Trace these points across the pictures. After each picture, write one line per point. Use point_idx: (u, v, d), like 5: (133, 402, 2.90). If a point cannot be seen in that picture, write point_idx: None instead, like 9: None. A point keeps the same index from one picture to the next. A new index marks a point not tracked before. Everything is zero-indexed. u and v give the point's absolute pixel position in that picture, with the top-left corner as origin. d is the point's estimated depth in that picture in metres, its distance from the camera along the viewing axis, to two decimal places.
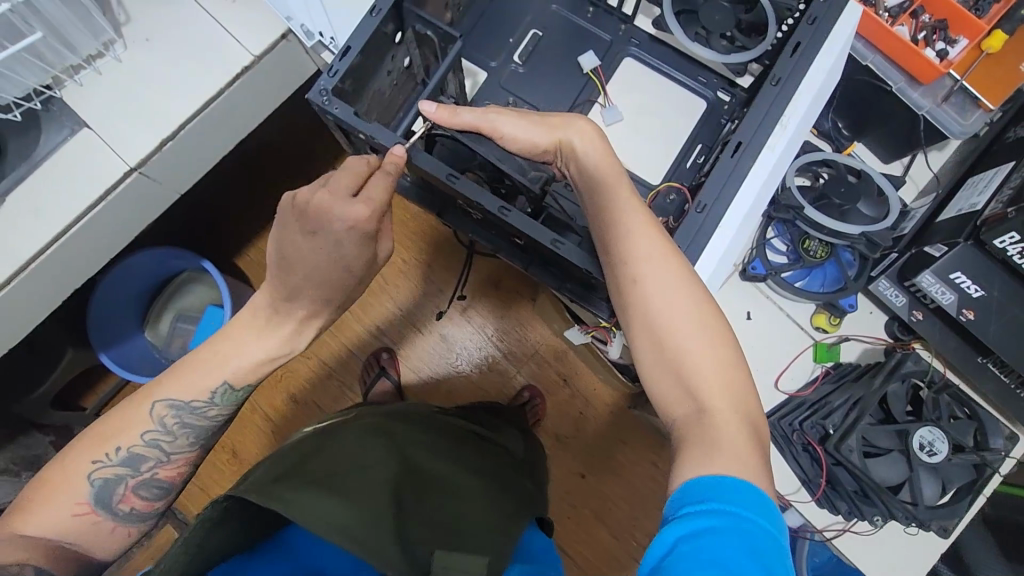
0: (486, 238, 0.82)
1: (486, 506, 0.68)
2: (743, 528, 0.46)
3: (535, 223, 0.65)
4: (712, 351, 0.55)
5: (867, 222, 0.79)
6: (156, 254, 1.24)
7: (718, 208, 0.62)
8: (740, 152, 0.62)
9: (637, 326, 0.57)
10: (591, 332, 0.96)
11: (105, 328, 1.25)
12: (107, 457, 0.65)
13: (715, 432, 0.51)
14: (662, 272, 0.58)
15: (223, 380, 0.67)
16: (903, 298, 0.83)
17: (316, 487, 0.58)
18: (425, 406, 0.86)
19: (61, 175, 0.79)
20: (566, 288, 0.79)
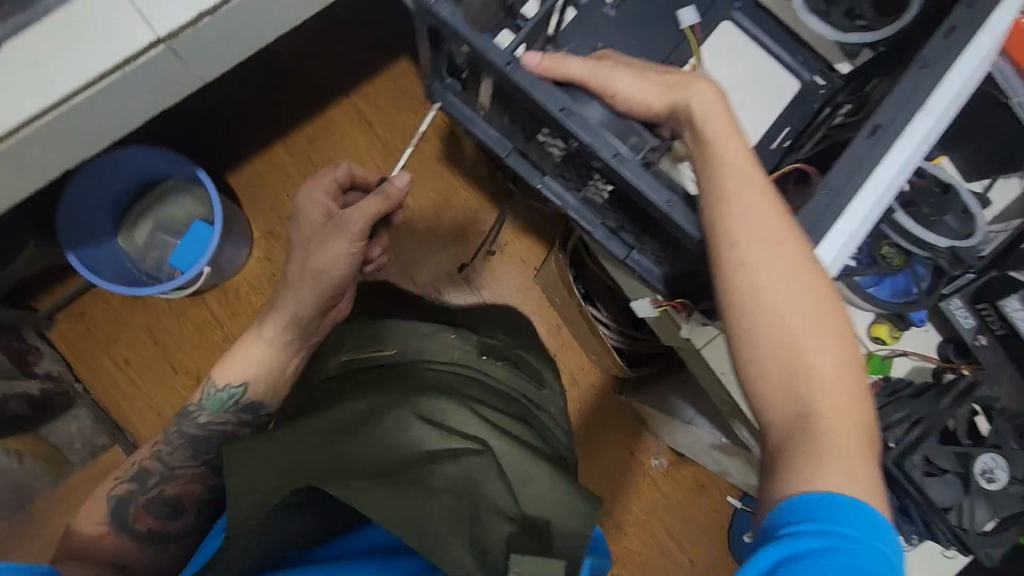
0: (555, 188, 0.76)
1: (540, 483, 0.69)
2: (853, 549, 0.45)
3: (649, 177, 0.58)
4: (832, 349, 0.52)
5: (953, 237, 0.79)
6: (141, 153, 1.37)
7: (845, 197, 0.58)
8: (876, 134, 0.59)
9: (745, 319, 0.53)
10: (660, 306, 0.74)
11: (77, 228, 1.40)
12: (123, 475, 0.86)
13: (827, 432, 0.49)
14: (778, 261, 0.53)
15: (210, 381, 0.89)
16: (972, 319, 0.85)
17: (382, 478, 0.61)
18: (469, 358, 0.85)
19: (71, 30, 0.65)
20: (632, 255, 0.75)
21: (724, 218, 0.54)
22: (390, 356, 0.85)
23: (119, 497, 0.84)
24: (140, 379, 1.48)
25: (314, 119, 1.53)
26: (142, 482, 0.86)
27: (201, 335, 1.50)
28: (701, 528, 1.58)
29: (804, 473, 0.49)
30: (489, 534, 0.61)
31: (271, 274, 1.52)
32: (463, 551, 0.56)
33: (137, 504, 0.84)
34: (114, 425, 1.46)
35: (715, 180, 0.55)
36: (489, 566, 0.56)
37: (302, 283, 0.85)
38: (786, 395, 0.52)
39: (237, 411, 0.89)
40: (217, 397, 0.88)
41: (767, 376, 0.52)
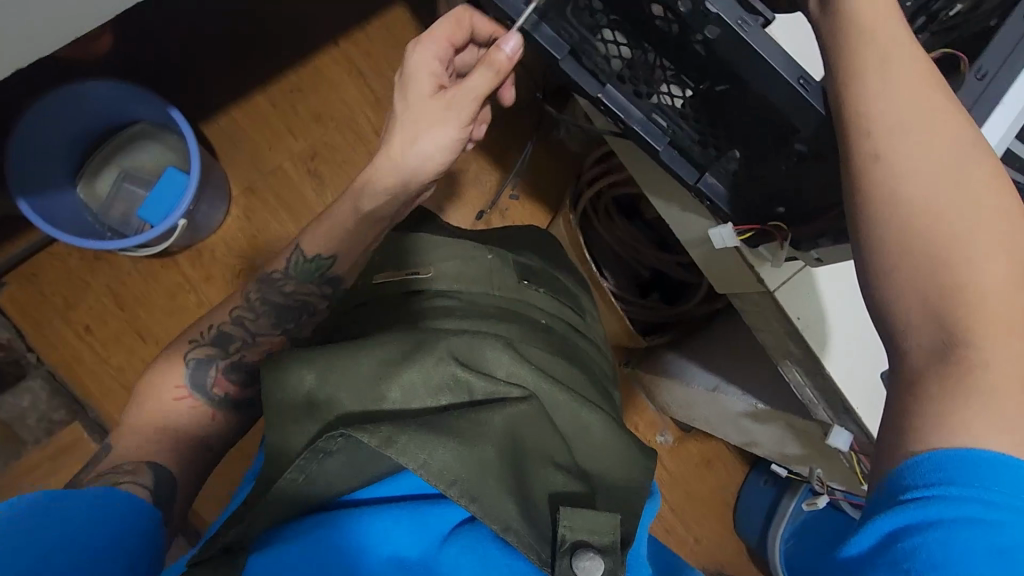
0: (621, 93, 0.63)
1: (597, 428, 0.59)
2: (1002, 519, 0.37)
3: (775, 50, 0.48)
4: (999, 253, 0.41)
5: None
6: (105, 86, 1.21)
7: (1004, 79, 0.48)
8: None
9: (879, 222, 0.44)
10: (741, 233, 0.64)
11: (29, 175, 1.23)
12: (200, 336, 0.72)
13: (979, 364, 0.40)
14: (930, 155, 0.43)
15: (296, 246, 0.73)
16: None
17: (425, 422, 0.50)
18: (512, 282, 0.73)
19: None
20: (704, 179, 0.63)
21: (859, 96, 0.45)
22: (423, 271, 0.72)
23: (198, 359, 0.71)
24: (106, 351, 1.31)
25: (301, 66, 1.39)
26: (223, 346, 0.72)
27: (173, 301, 1.34)
28: (706, 508, 1.50)
29: (950, 415, 0.39)
30: (539, 484, 0.52)
31: (251, 235, 1.37)
32: (517, 515, 0.48)
33: (218, 369, 0.71)
34: (72, 400, 1.29)
35: (845, 61, 0.46)
36: (535, 520, 0.49)
37: (404, 156, 0.66)
38: (926, 320, 0.42)
39: (320, 283, 0.74)
40: (305, 265, 0.73)
41: (911, 293, 0.42)
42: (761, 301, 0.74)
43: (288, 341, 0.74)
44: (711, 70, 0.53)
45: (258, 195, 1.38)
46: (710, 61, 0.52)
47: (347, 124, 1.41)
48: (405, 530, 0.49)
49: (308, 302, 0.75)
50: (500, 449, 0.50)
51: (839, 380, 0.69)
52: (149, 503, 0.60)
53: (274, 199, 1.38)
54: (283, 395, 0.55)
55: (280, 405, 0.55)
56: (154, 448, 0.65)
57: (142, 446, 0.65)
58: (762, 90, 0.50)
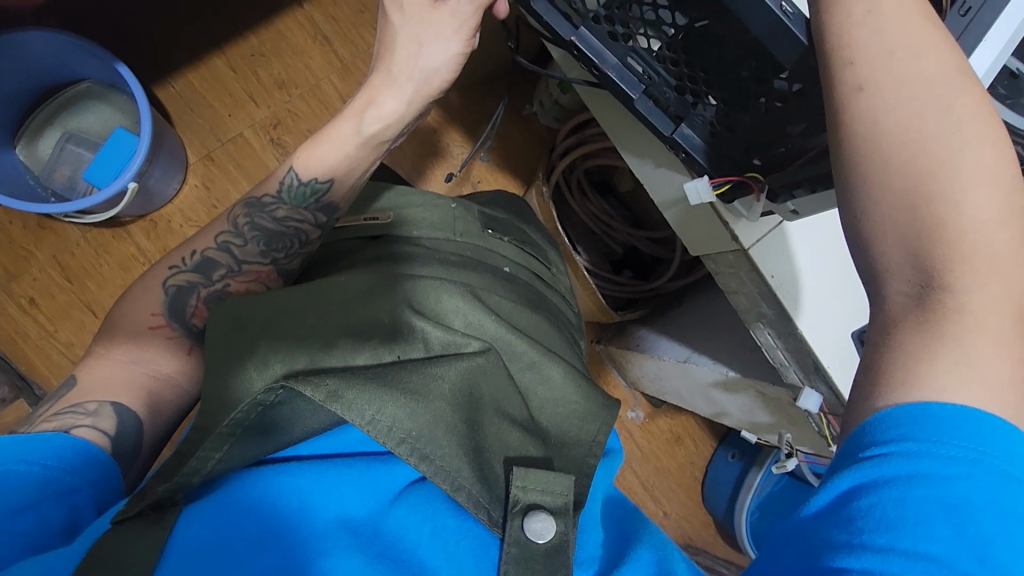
0: (595, 31, 0.60)
1: (558, 379, 0.58)
2: (966, 476, 0.36)
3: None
4: (982, 189, 0.40)
5: None
6: (46, 38, 1.12)
7: (991, 10, 0.46)
8: None
9: (864, 154, 0.43)
10: (719, 185, 0.62)
11: None
12: (182, 261, 0.65)
13: (956, 309, 0.39)
14: (911, 83, 0.42)
15: (289, 168, 0.65)
16: None
17: (371, 374, 0.48)
18: (475, 233, 0.71)
19: None
20: (681, 130, 0.61)
21: (841, 26, 0.44)
22: (384, 219, 0.69)
23: (178, 286, 0.64)
24: (54, 326, 1.24)
25: (261, 28, 1.32)
26: (206, 272, 0.65)
27: (127, 274, 1.27)
28: (675, 483, 1.50)
29: (919, 360, 0.39)
30: (495, 439, 0.50)
31: (211, 206, 1.30)
32: (470, 474, 0.46)
33: (199, 298, 0.64)
34: (16, 377, 1.22)
35: None
36: (489, 478, 0.47)
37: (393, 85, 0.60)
38: (899, 261, 0.41)
39: (315, 210, 0.66)
40: (299, 188, 0.65)
41: (889, 231, 0.42)
42: (735, 262, 0.72)
43: (276, 273, 0.67)
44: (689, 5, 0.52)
45: (215, 162, 1.31)
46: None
47: (312, 91, 1.35)
48: (349, 485, 0.46)
49: (300, 230, 0.66)
50: (453, 403, 0.49)
51: (812, 339, 0.68)
52: (105, 453, 0.52)
53: (234, 167, 1.32)
54: (229, 339, 0.52)
55: (220, 351, 0.50)
56: (114, 384, 0.56)
57: (105, 383, 0.56)
58: (740, 25, 0.48)
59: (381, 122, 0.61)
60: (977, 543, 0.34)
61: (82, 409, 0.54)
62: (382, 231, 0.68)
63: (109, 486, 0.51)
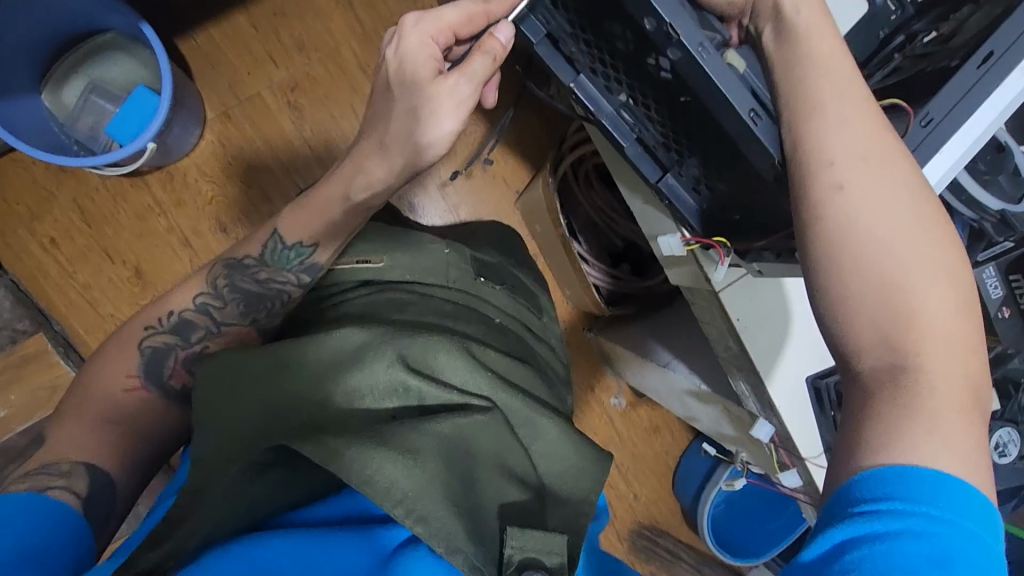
0: (594, 80, 0.64)
1: (555, 436, 0.60)
2: (950, 538, 0.37)
3: (734, 79, 0.49)
4: (946, 287, 0.43)
5: (1007, 199, 0.67)
6: None
7: (947, 128, 0.51)
8: (989, 64, 0.51)
9: (837, 249, 0.44)
10: (689, 243, 0.68)
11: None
12: (160, 322, 0.70)
13: (893, 385, 0.42)
14: (880, 184, 0.45)
15: (275, 233, 0.70)
16: (1001, 291, 0.71)
17: (367, 435, 0.51)
18: (466, 281, 0.75)
19: None
20: (665, 179, 0.63)
21: (818, 126, 0.46)
22: (382, 262, 0.74)
23: (154, 348, 0.69)
24: (72, 266, 1.30)
25: None
26: (184, 334, 0.70)
27: (142, 223, 1.32)
28: (647, 467, 1.59)
29: (895, 430, 0.41)
30: (489, 498, 0.53)
31: (225, 163, 1.34)
32: (466, 536, 0.49)
33: (177, 358, 0.70)
34: (37, 311, 1.30)
35: (807, 87, 0.47)
36: (484, 540, 0.50)
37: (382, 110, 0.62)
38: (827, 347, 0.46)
39: (299, 271, 0.71)
40: (282, 251, 0.70)
41: (860, 319, 0.44)
42: (709, 299, 0.76)
43: (255, 332, 0.72)
44: (673, 83, 0.54)
45: (231, 122, 1.34)
46: (674, 77, 0.53)
47: (331, 58, 1.35)
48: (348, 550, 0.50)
49: (282, 291, 0.72)
50: (445, 463, 0.52)
51: (785, 395, 0.74)
52: (78, 514, 0.57)
53: (250, 128, 1.34)
54: (221, 397, 0.56)
55: (229, 404, 0.56)
56: (90, 445, 0.62)
57: (77, 444, 0.62)
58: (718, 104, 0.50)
59: (368, 190, 0.66)
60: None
61: (56, 470, 0.59)
62: (377, 274, 0.73)
63: (80, 545, 0.56)
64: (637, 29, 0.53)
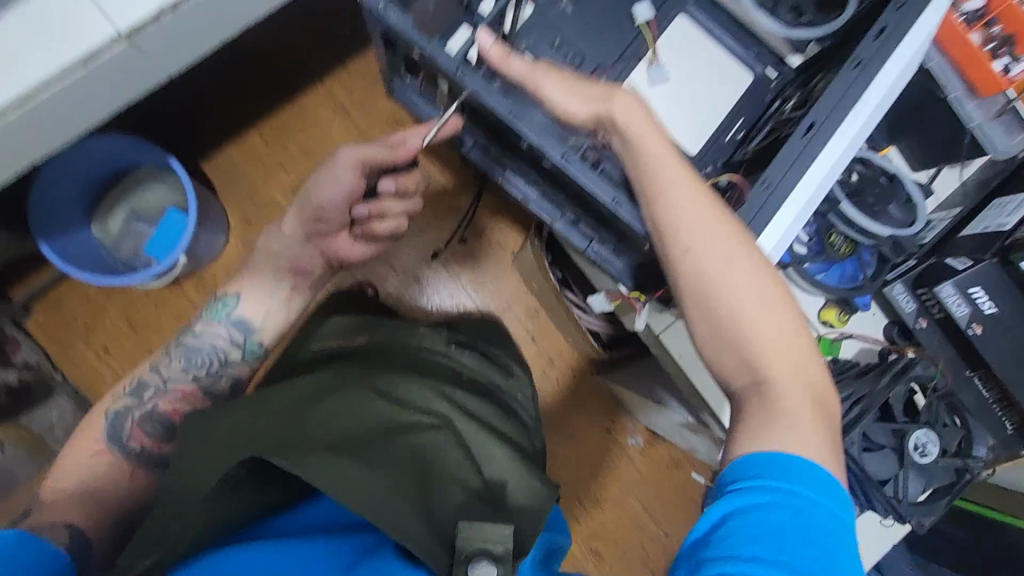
0: (516, 184, 0.79)
1: (504, 461, 0.70)
2: (798, 507, 0.44)
3: (596, 177, 0.59)
4: (779, 315, 0.52)
5: (896, 225, 0.77)
6: (111, 141, 1.32)
7: (784, 188, 0.58)
8: (812, 131, 0.60)
9: (692, 303, 0.53)
10: (609, 301, 0.84)
11: (49, 220, 1.37)
12: (122, 389, 0.76)
13: (760, 392, 0.51)
14: (719, 242, 0.53)
15: (218, 296, 0.80)
16: (913, 304, 0.78)
17: (333, 448, 0.56)
18: (436, 350, 0.88)
19: (28, 24, 0.66)
20: (592, 247, 0.76)
21: (661, 203, 0.54)
22: (361, 343, 0.88)
23: (116, 412, 0.75)
24: (121, 367, 1.41)
25: (287, 103, 1.44)
26: (139, 396, 0.76)
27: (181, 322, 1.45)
28: None
29: (763, 425, 0.49)
30: (444, 502, 0.58)
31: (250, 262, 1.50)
32: (420, 526, 0.51)
33: (133, 420, 0.75)
34: None
35: (649, 171, 0.55)
36: (441, 534, 0.53)
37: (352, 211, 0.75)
38: (719, 371, 0.54)
39: (229, 326, 0.79)
40: (214, 306, 0.80)
41: (724, 352, 0.53)
42: None
43: (200, 390, 0.78)
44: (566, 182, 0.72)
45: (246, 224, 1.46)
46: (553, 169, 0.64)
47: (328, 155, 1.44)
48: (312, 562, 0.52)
49: (218, 351, 0.79)
50: (404, 469, 0.57)
51: None
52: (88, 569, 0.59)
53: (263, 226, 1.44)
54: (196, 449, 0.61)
55: (198, 454, 0.61)
56: None
57: None
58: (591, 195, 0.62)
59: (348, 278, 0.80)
60: (802, 557, 0.42)
61: None
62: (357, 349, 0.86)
63: None
64: (528, 147, 0.68)
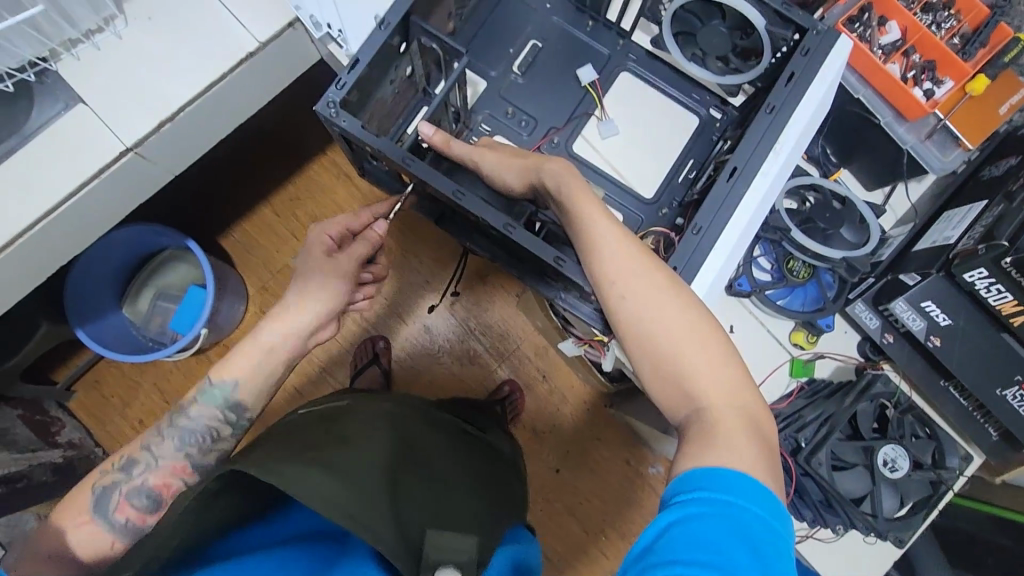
0: (485, 246, 0.84)
1: (465, 494, 0.76)
2: (731, 516, 0.47)
3: (539, 240, 0.68)
4: (709, 351, 0.56)
5: (847, 247, 0.83)
6: (139, 230, 1.32)
7: (711, 235, 0.67)
8: (735, 176, 0.68)
9: (632, 347, 0.58)
10: (581, 343, 0.99)
11: (83, 307, 1.35)
12: (110, 464, 0.76)
13: (701, 416, 0.54)
14: (650, 288, 0.58)
15: (208, 378, 0.80)
16: (876, 320, 0.85)
17: (314, 468, 0.62)
18: (416, 401, 0.92)
19: (54, 150, 0.77)
20: (560, 297, 0.81)
21: (595, 257, 0.60)
22: (337, 400, 0.91)
23: (103, 486, 0.74)
24: None
25: (295, 176, 1.50)
26: (128, 470, 0.76)
27: None
28: None
29: (709, 445, 0.51)
30: (412, 521, 0.65)
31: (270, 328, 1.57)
32: (395, 538, 0.59)
33: (120, 495, 0.74)
34: None
35: (583, 231, 0.62)
36: (410, 545, 0.61)
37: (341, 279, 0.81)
38: (669, 403, 0.57)
39: (214, 408, 0.79)
40: (211, 393, 0.79)
41: (664, 387, 0.57)
42: None
43: (189, 465, 0.78)
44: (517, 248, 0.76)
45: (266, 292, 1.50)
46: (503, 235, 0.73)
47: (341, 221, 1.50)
48: None
49: (210, 429, 0.80)
50: (376, 489, 0.64)
51: None
52: None
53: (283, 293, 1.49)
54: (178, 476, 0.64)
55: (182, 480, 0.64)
56: None
57: None
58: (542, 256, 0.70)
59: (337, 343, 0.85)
60: (734, 560, 0.45)
61: None
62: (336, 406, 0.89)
63: None
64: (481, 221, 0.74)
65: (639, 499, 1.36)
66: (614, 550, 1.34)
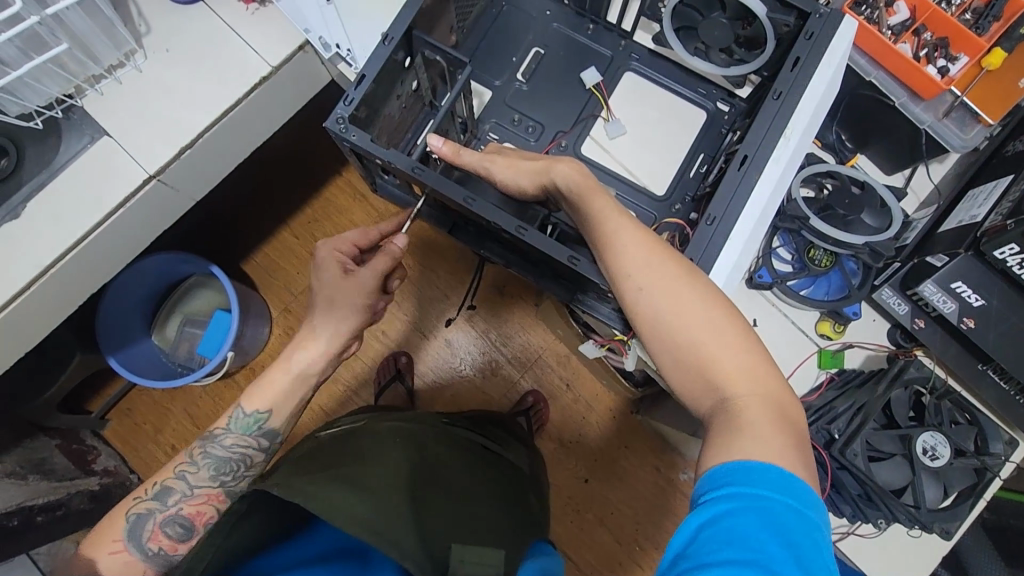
0: (500, 252, 0.84)
1: (487, 508, 0.76)
2: (764, 509, 0.46)
3: (552, 241, 0.68)
4: (730, 341, 0.55)
5: (870, 232, 0.81)
6: (167, 258, 1.35)
7: (726, 224, 0.66)
8: (746, 164, 0.68)
9: (653, 339, 0.57)
10: (603, 343, 0.98)
11: (115, 336, 1.38)
12: (143, 492, 0.76)
13: (728, 407, 0.53)
14: (666, 281, 0.57)
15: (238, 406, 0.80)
16: (905, 306, 0.82)
17: (337, 485, 0.63)
18: (432, 417, 0.91)
19: (81, 181, 0.80)
20: (577, 300, 0.80)
21: (610, 251, 0.60)
22: (353, 421, 0.91)
23: (138, 514, 0.75)
24: None
25: (312, 198, 1.52)
26: (163, 499, 0.76)
27: None
28: None
29: (737, 436, 0.50)
30: (435, 535, 0.65)
31: None
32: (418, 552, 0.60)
33: (154, 525, 0.75)
34: None
35: (596, 228, 0.61)
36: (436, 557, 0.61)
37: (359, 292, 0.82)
38: (694, 397, 0.56)
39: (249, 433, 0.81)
40: (245, 420, 0.80)
41: (688, 380, 0.56)
42: None
43: (224, 493, 0.80)
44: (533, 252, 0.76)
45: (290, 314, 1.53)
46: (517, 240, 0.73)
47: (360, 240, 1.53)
48: None
49: (245, 454, 0.81)
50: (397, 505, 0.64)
51: None
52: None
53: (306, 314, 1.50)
54: None
55: None
56: None
57: None
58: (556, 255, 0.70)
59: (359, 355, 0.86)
60: (769, 556, 0.44)
61: None
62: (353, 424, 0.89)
63: None
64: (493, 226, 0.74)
65: (672, 506, 1.33)
66: (649, 560, 1.32)
